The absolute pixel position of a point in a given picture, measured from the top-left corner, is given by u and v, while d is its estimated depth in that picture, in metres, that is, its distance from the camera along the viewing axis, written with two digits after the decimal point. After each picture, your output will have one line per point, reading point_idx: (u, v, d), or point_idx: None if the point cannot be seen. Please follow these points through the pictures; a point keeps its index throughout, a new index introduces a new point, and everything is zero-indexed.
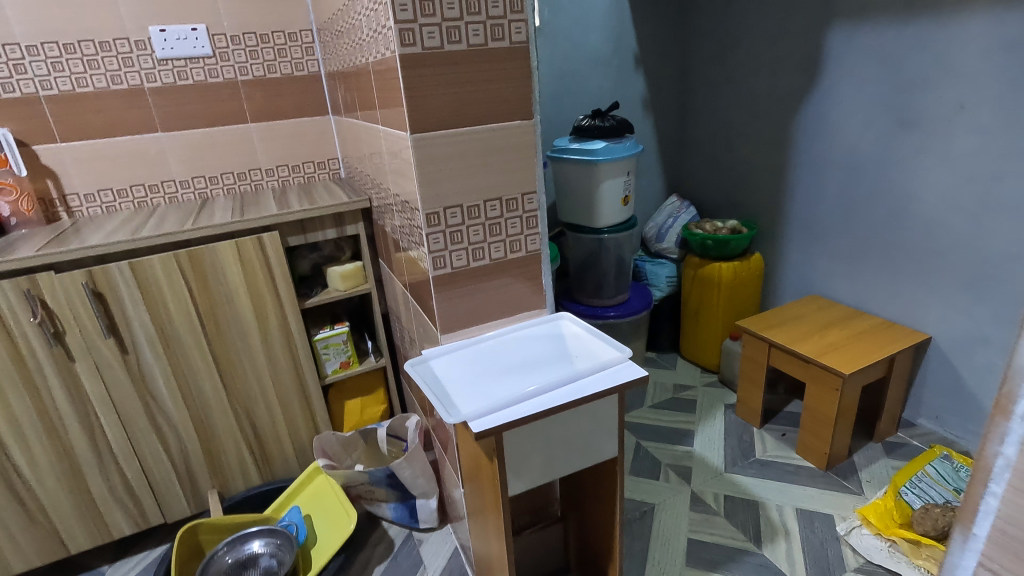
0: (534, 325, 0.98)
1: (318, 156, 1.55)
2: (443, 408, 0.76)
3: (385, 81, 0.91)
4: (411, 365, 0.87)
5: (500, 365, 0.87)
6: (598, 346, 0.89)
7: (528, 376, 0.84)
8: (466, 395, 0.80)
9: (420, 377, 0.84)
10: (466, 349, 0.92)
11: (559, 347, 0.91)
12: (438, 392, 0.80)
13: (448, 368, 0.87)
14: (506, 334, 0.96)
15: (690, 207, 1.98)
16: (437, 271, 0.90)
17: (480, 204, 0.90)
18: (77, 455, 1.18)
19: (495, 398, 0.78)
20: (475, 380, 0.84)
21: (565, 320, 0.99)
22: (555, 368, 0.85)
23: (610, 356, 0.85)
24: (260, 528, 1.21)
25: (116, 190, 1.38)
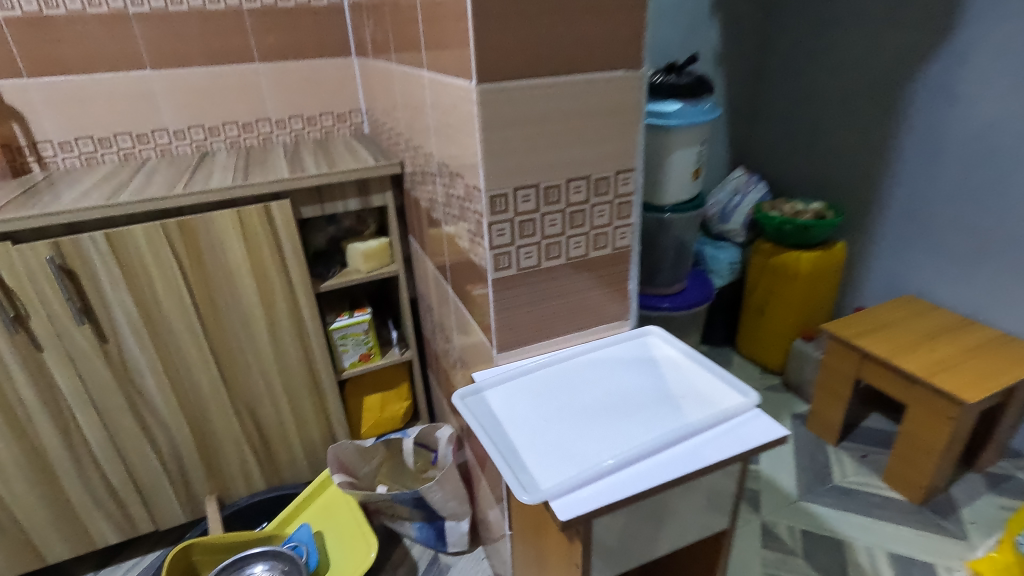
0: (614, 344, 0.76)
1: (339, 107, 1.30)
2: (514, 478, 0.55)
3: (435, 6, 0.66)
4: (461, 398, 0.66)
5: (579, 403, 0.66)
6: (708, 384, 0.68)
7: (622, 423, 0.62)
8: (541, 453, 0.59)
9: (474, 418, 0.63)
10: (530, 376, 0.70)
11: (653, 379, 0.70)
12: (501, 446, 0.59)
13: (509, 405, 0.66)
14: (580, 354, 0.74)
15: (760, 183, 1.71)
16: (498, 272, 0.68)
17: (560, 185, 0.67)
18: (49, 457, 1.00)
19: (584, 462, 0.57)
20: (548, 425, 0.62)
21: (654, 340, 0.77)
22: (655, 413, 0.63)
23: (731, 402, 0.64)
24: (263, 551, 1.03)
25: (97, 139, 1.15)
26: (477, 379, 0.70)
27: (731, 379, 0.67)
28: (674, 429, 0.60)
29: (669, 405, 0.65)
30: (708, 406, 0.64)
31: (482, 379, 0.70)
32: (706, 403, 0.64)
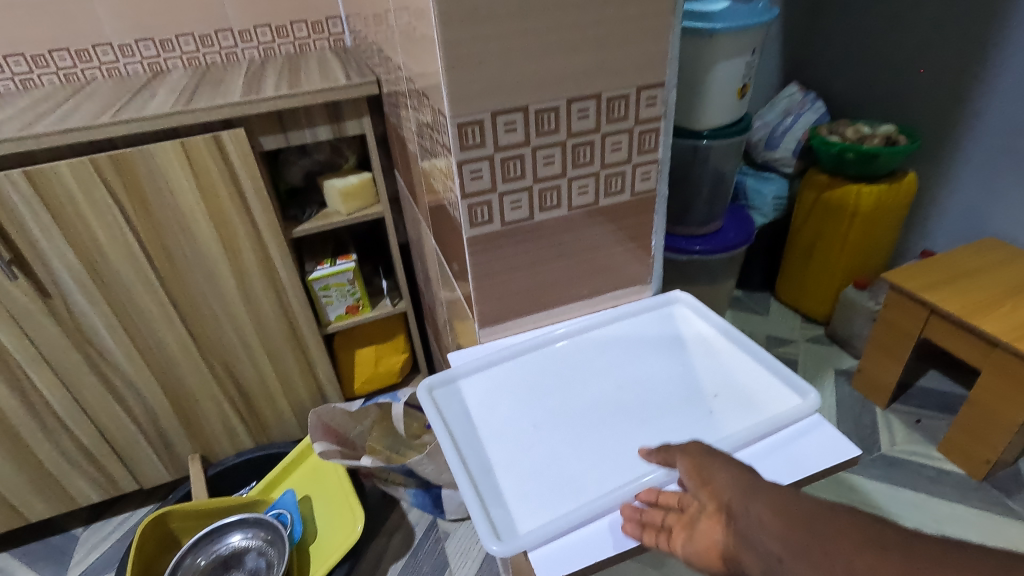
0: (631, 317, 0.60)
1: (313, 13, 1.09)
2: (484, 515, 0.41)
3: None
4: (428, 394, 0.52)
5: (580, 402, 0.51)
6: (752, 378, 0.51)
7: (634, 433, 0.48)
8: (524, 475, 0.45)
9: (443, 423, 0.49)
10: (519, 362, 0.56)
11: (679, 368, 0.54)
12: (472, 465, 0.45)
13: (489, 404, 0.51)
14: (585, 330, 0.59)
15: (817, 102, 1.45)
16: (474, 228, 0.51)
17: (558, 108, 0.48)
18: (9, 420, 0.92)
19: (580, 493, 0.43)
20: (538, 433, 0.48)
21: (683, 312, 0.60)
22: (678, 419, 0.48)
23: (782, 406, 0.48)
24: (241, 518, 0.97)
25: (30, 57, 0.98)
26: (453, 367, 0.55)
27: (782, 371, 0.50)
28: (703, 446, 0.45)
29: (698, 408, 0.49)
30: (751, 409, 0.48)
31: (459, 367, 0.56)
32: (748, 404, 0.49)
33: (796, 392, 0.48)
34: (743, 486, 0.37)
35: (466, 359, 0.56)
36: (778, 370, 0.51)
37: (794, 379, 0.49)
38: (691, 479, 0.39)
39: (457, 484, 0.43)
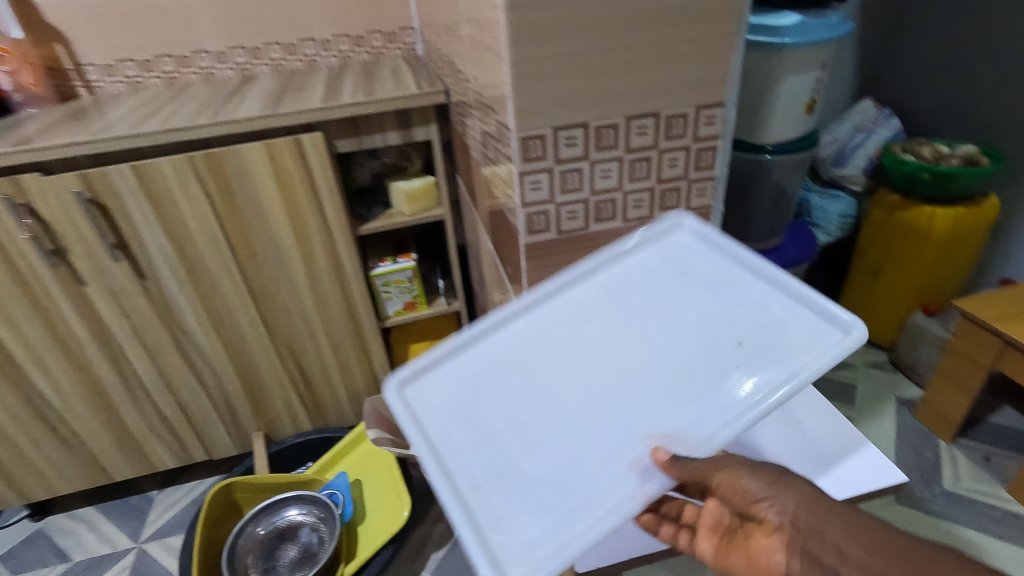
0: (631, 267, 0.55)
1: (389, 23, 1.15)
2: (485, 556, 0.39)
3: None
4: (402, 397, 0.50)
5: (572, 388, 0.48)
6: (771, 323, 0.47)
7: (636, 417, 0.45)
8: (520, 485, 0.43)
9: (421, 432, 0.47)
10: (505, 343, 0.52)
11: (688, 330, 0.49)
12: (461, 488, 0.43)
13: (475, 398, 0.49)
14: (579, 295, 0.54)
15: (892, 118, 1.40)
16: (531, 236, 0.54)
17: (618, 125, 0.50)
18: (104, 386, 1.02)
19: (586, 505, 0.41)
20: (526, 433, 0.46)
21: (690, 246, 0.55)
22: (689, 394, 0.45)
23: (814, 356, 0.44)
24: (298, 494, 1.03)
25: (140, 61, 1.09)
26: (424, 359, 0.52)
27: (822, 309, 0.47)
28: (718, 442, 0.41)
29: (711, 375, 0.46)
30: (776, 366, 0.44)
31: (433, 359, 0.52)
32: (772, 361, 0.45)
33: (837, 328, 0.46)
34: (810, 504, 0.38)
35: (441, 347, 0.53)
36: (812, 304, 0.48)
37: (830, 313, 0.46)
38: (738, 497, 0.40)
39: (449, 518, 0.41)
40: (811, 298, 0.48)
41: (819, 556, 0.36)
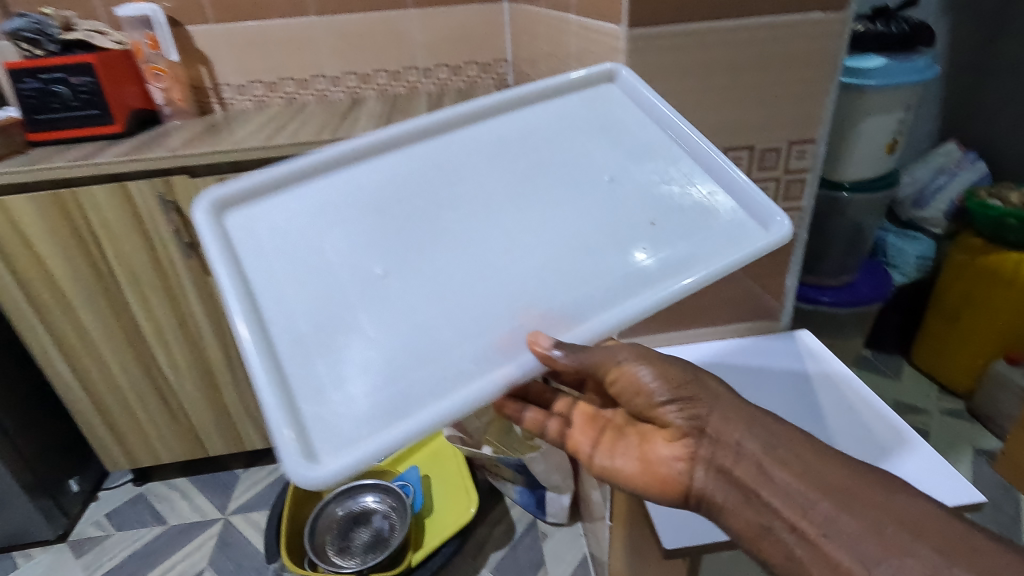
0: (526, 132, 0.56)
1: (484, 56, 1.26)
2: (302, 437, 0.39)
3: None
4: (220, 221, 0.47)
5: (440, 247, 0.49)
6: (678, 208, 0.52)
7: (506, 291, 0.48)
8: (353, 350, 0.43)
9: (233, 265, 0.45)
10: (362, 184, 0.51)
11: (595, 205, 0.52)
12: (282, 352, 0.42)
13: (311, 235, 0.48)
14: (464, 154, 0.54)
15: (977, 161, 1.39)
16: None
17: (716, 155, 0.59)
18: (213, 367, 1.14)
19: (430, 388, 0.43)
20: (369, 295, 0.46)
21: (613, 112, 0.57)
22: (531, 280, 0.48)
23: (727, 254, 0.49)
24: (375, 483, 1.11)
25: (267, 83, 1.23)
26: (250, 181, 0.48)
27: (749, 206, 0.52)
28: (617, 329, 0.46)
29: (614, 253, 0.49)
30: (681, 254, 0.49)
31: (257, 188, 0.49)
32: (673, 248, 0.50)
33: (760, 226, 0.51)
34: (766, 440, 0.48)
35: (276, 172, 0.49)
36: (742, 197, 0.52)
37: (760, 211, 0.51)
38: (705, 432, 0.49)
39: (255, 387, 0.40)
40: (746, 195, 0.51)
41: (743, 479, 0.47)
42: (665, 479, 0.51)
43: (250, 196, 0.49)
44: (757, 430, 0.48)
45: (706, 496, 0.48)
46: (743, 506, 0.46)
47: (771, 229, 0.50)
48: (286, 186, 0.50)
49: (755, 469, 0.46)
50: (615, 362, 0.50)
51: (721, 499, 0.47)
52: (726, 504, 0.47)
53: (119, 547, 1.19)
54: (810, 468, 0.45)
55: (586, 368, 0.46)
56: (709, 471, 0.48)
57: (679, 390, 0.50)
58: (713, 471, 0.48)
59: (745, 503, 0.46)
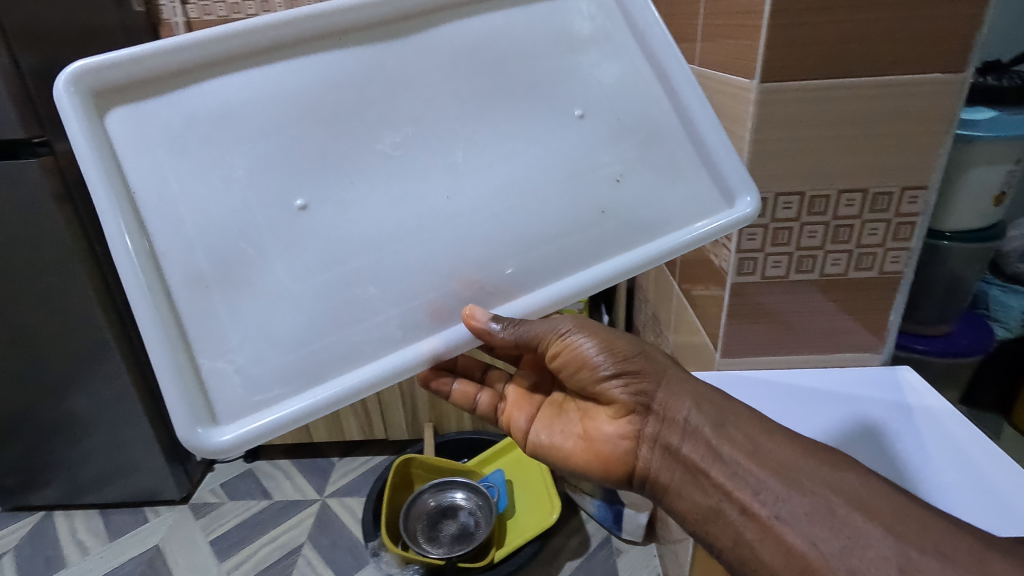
0: (462, 53, 0.57)
1: None
2: (203, 404, 0.47)
3: (716, 3, 0.67)
4: (98, 117, 0.49)
5: (353, 187, 0.53)
6: (639, 145, 0.59)
7: (425, 254, 0.53)
8: (258, 305, 0.50)
9: (110, 169, 0.48)
10: (268, 100, 0.52)
11: (556, 140, 0.57)
12: (178, 297, 0.48)
13: (208, 154, 0.50)
14: (381, 66, 0.55)
15: None
16: (739, 276, 0.70)
17: (830, 196, 0.65)
18: None
19: (339, 356, 0.50)
20: (275, 240, 0.51)
21: (579, 32, 0.60)
22: (439, 246, 0.54)
23: (682, 224, 0.58)
24: (465, 481, 1.19)
25: None
26: (121, 56, 0.48)
27: (721, 181, 0.60)
28: (559, 304, 0.55)
29: (569, 204, 0.56)
30: (638, 207, 0.57)
31: (145, 66, 0.49)
32: (627, 204, 0.57)
33: (724, 201, 0.60)
34: (713, 420, 0.58)
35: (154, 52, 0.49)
36: (705, 160, 0.60)
37: (727, 188, 0.60)
38: (652, 411, 0.61)
39: (144, 337, 0.46)
40: (718, 170, 0.60)
41: (689, 455, 0.58)
42: (608, 448, 0.63)
43: (127, 81, 0.50)
44: (702, 406, 0.59)
45: (650, 466, 0.61)
46: (687, 477, 0.58)
47: (740, 207, 0.59)
48: (172, 78, 0.51)
49: (705, 445, 0.57)
50: (559, 336, 0.61)
51: (664, 470, 0.59)
52: (671, 475, 0.59)
53: (231, 514, 1.34)
54: (757, 447, 0.55)
55: (527, 340, 0.57)
56: (654, 445, 0.61)
57: (626, 367, 0.61)
58: (658, 445, 0.60)
59: (688, 474, 0.58)
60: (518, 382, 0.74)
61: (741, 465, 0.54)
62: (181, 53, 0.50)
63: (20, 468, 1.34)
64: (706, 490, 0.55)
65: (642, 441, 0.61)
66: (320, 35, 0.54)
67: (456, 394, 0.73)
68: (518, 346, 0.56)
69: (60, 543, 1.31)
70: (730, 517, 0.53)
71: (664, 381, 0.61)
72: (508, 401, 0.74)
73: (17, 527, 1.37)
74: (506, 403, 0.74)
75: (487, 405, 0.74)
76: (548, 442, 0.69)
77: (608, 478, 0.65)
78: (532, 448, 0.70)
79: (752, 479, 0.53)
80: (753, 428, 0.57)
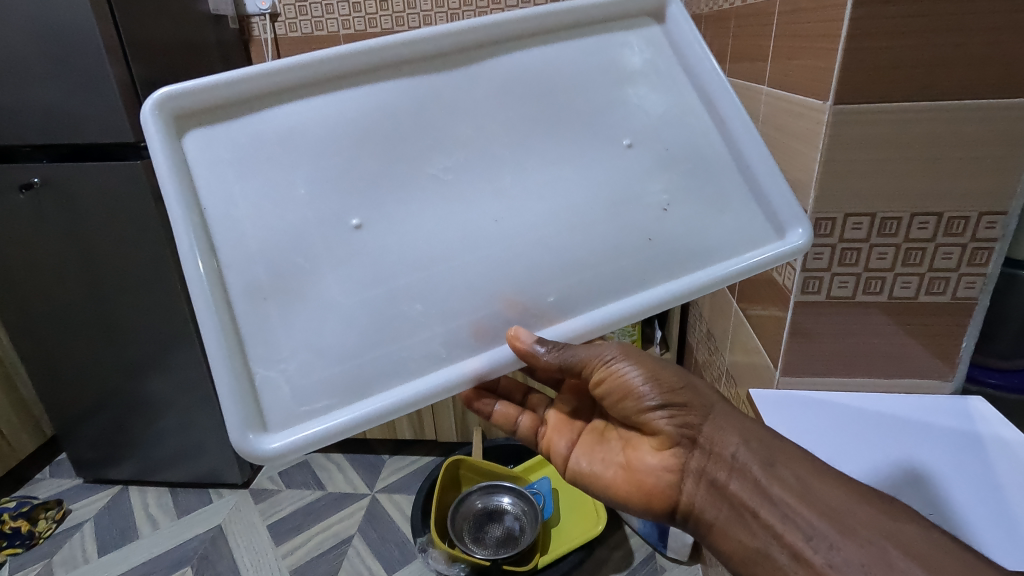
0: (516, 82, 0.59)
1: None
2: (255, 412, 0.49)
3: (788, 26, 0.69)
4: (177, 139, 0.52)
5: (404, 204, 0.55)
6: (685, 173, 0.59)
7: (471, 274, 0.54)
8: (310, 318, 0.51)
9: (185, 184, 0.51)
10: (331, 124, 0.55)
11: (602, 168, 0.58)
12: (238, 306, 0.50)
13: (271, 171, 0.53)
14: (438, 93, 0.57)
15: None
16: (803, 294, 0.70)
17: (902, 219, 0.65)
18: None
19: (384, 373, 0.51)
20: (330, 255, 0.53)
21: (628, 66, 0.61)
22: (486, 269, 0.54)
23: (731, 253, 0.58)
24: (511, 486, 1.21)
25: None
26: (201, 84, 0.52)
27: (768, 208, 0.60)
28: (604, 330, 0.55)
29: (617, 230, 0.57)
30: (687, 234, 0.57)
31: (220, 90, 0.53)
32: (673, 232, 0.57)
33: (774, 231, 0.59)
34: (762, 457, 0.57)
35: (229, 79, 0.53)
36: (754, 188, 0.61)
37: (776, 217, 0.60)
38: (699, 445, 0.60)
39: (207, 345, 0.48)
40: (767, 197, 0.60)
41: (738, 494, 0.57)
42: (652, 480, 0.63)
43: (204, 106, 0.54)
44: (750, 443, 0.59)
45: (695, 502, 0.60)
46: (734, 515, 0.57)
47: (791, 238, 0.58)
48: (243, 103, 0.54)
49: (753, 483, 0.56)
50: (604, 362, 0.60)
51: (710, 507, 0.59)
52: (716, 512, 0.59)
53: (287, 502, 1.41)
54: (808, 489, 0.54)
55: (573, 365, 0.57)
56: (699, 480, 0.60)
57: (671, 399, 0.61)
58: (703, 480, 0.60)
59: (734, 513, 0.57)
60: (558, 408, 0.75)
61: (793, 508, 0.54)
62: (253, 81, 0.53)
63: (104, 445, 1.45)
64: (754, 531, 0.55)
65: (686, 475, 0.61)
66: (382, 65, 0.57)
67: (497, 415, 0.74)
68: (563, 371, 0.56)
69: (133, 517, 1.41)
70: (779, 561, 0.53)
71: (711, 415, 0.61)
72: (549, 425, 0.74)
73: (96, 498, 1.49)
74: (547, 428, 0.74)
75: (527, 428, 0.75)
76: (588, 470, 0.68)
77: (649, 511, 0.64)
78: (572, 473, 0.70)
79: (803, 522, 0.53)
80: (803, 467, 0.56)
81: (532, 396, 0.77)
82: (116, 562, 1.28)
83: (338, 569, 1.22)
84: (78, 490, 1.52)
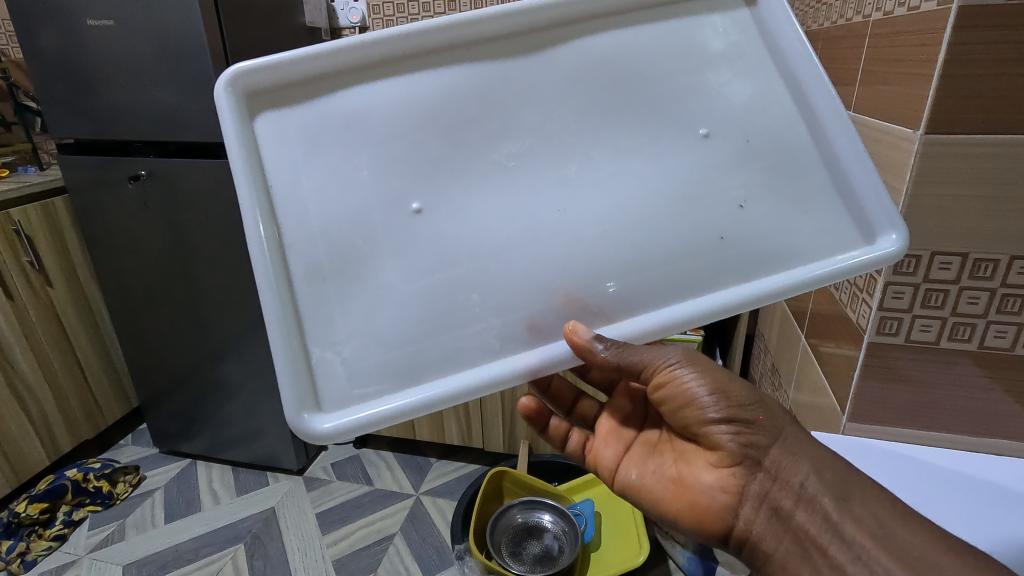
0: (589, 68, 0.57)
1: None
2: (310, 392, 0.52)
3: (882, 49, 0.65)
4: (249, 121, 0.55)
5: (468, 194, 0.56)
6: (764, 172, 0.56)
7: (534, 264, 0.54)
8: (367, 301, 0.53)
9: (252, 165, 0.54)
10: (397, 106, 0.56)
11: (678, 159, 0.57)
12: (299, 288, 0.53)
13: (337, 153, 0.55)
14: (503, 79, 0.57)
15: None
16: (878, 334, 0.65)
17: (999, 261, 0.59)
18: None
19: (439, 366, 0.53)
20: (394, 238, 0.54)
21: (709, 48, 0.58)
22: (543, 258, 0.54)
23: (809, 259, 0.54)
24: (553, 503, 1.19)
25: None
26: (268, 64, 0.54)
27: (860, 214, 0.56)
28: (662, 332, 0.53)
29: (687, 228, 0.55)
30: (763, 237, 0.55)
31: (286, 67, 0.55)
32: (748, 231, 0.55)
33: (862, 236, 0.55)
34: (837, 493, 0.53)
35: (296, 57, 0.54)
36: (848, 197, 0.56)
37: (867, 221, 0.55)
38: (765, 471, 0.57)
39: (269, 323, 0.51)
40: (859, 201, 0.56)
41: (807, 531, 0.53)
42: (706, 500, 0.59)
43: (273, 85, 0.56)
44: (822, 473, 0.55)
45: (751, 529, 0.57)
46: (796, 550, 0.54)
47: (881, 243, 0.54)
48: (312, 83, 0.56)
49: (823, 518, 0.53)
50: (666, 367, 0.58)
51: (769, 536, 0.55)
52: (776, 543, 0.55)
53: (337, 493, 1.46)
54: (887, 533, 0.50)
55: (631, 367, 0.55)
56: (760, 506, 0.56)
57: (737, 414, 0.58)
58: (765, 506, 0.56)
59: (796, 546, 0.54)
60: (610, 415, 0.74)
61: (868, 550, 0.49)
62: (324, 59, 0.55)
63: (179, 419, 1.57)
64: (817, 568, 0.52)
65: (745, 499, 0.57)
66: (448, 46, 0.57)
67: (552, 428, 0.74)
68: (620, 373, 0.54)
69: (198, 489, 1.51)
70: None
71: (781, 438, 0.57)
72: (597, 436, 0.73)
73: (170, 467, 1.61)
74: (596, 440, 0.73)
75: (577, 444, 0.74)
76: (637, 481, 0.66)
77: (700, 532, 0.61)
78: (619, 486, 0.69)
79: (876, 568, 0.49)
80: (882, 508, 0.52)
81: (582, 401, 0.77)
82: (180, 530, 1.37)
83: (379, 564, 1.25)
84: (155, 458, 1.65)
